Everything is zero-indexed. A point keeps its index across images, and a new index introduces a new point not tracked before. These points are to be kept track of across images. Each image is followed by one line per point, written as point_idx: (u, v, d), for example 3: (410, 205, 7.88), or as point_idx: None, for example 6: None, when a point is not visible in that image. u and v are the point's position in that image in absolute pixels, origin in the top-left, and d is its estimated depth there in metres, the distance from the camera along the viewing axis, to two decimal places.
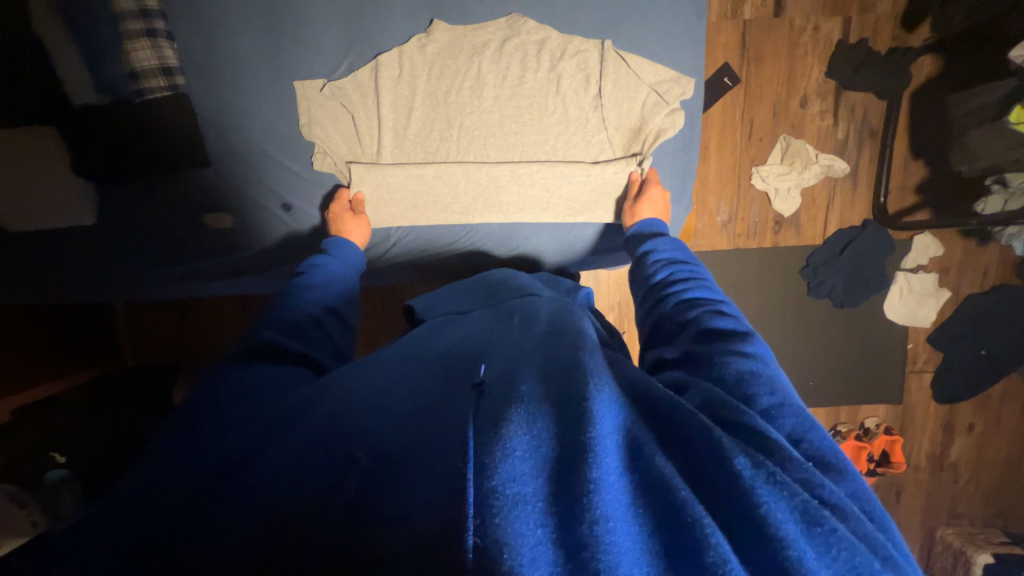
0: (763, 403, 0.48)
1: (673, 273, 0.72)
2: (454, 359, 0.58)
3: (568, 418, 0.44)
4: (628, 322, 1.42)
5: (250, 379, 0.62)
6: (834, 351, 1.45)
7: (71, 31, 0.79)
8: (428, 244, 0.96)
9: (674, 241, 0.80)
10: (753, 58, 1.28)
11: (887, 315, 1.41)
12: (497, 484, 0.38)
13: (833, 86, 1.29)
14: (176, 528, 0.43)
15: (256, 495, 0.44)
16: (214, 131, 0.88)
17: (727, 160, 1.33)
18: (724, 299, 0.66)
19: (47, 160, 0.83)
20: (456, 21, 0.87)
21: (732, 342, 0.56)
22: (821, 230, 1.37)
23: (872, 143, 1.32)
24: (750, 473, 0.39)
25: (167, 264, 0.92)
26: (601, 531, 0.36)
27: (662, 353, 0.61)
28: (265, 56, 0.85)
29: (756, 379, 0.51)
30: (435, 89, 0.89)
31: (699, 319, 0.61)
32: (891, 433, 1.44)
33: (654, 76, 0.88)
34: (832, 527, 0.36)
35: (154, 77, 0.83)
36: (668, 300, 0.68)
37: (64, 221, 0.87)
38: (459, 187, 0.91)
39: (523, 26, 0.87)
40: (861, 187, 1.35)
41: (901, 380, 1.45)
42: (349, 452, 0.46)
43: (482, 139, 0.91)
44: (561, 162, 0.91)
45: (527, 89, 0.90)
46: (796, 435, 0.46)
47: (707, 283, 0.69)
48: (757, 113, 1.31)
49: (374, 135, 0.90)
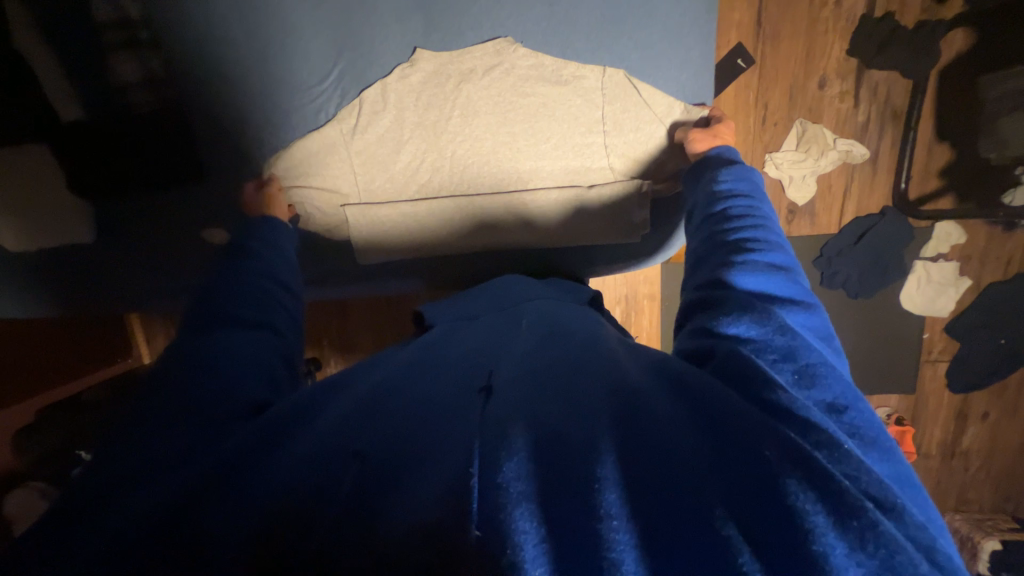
0: (809, 362, 0.46)
1: (732, 210, 0.66)
2: (465, 365, 0.58)
3: (579, 419, 0.45)
4: (635, 316, 1.42)
5: (245, 376, 0.60)
6: (845, 342, 1.43)
7: (56, 45, 0.78)
8: (425, 253, 0.92)
9: (743, 169, 0.72)
10: (769, 37, 1.20)
11: (903, 305, 1.38)
12: (502, 482, 0.39)
13: (855, 65, 1.21)
14: (174, 529, 0.43)
15: (266, 490, 0.45)
16: (205, 140, 0.84)
17: (739, 147, 1.28)
18: (781, 247, 0.60)
19: (46, 180, 0.83)
20: (439, 46, 0.81)
21: (776, 302, 0.53)
22: (837, 218, 1.32)
23: (895, 125, 1.24)
24: (777, 461, 0.38)
25: (161, 277, 0.93)
26: (607, 528, 0.36)
27: (698, 291, 0.59)
28: (248, 61, 0.81)
29: (796, 337, 0.48)
30: (424, 120, 0.84)
31: (747, 266, 0.57)
32: (902, 424, 1.41)
33: (659, 89, 0.84)
34: (873, 521, 0.34)
35: (140, 89, 0.81)
36: (714, 240, 0.64)
37: (66, 238, 0.87)
38: (454, 220, 0.89)
39: (513, 52, 0.81)
40: (882, 173, 1.28)
41: (914, 370, 1.43)
42: (349, 447, 0.47)
43: (474, 166, 0.86)
44: (556, 186, 0.87)
45: (519, 112, 0.84)
46: (842, 403, 0.44)
47: (766, 224, 0.64)
48: (772, 96, 1.24)
49: (356, 160, 0.86)
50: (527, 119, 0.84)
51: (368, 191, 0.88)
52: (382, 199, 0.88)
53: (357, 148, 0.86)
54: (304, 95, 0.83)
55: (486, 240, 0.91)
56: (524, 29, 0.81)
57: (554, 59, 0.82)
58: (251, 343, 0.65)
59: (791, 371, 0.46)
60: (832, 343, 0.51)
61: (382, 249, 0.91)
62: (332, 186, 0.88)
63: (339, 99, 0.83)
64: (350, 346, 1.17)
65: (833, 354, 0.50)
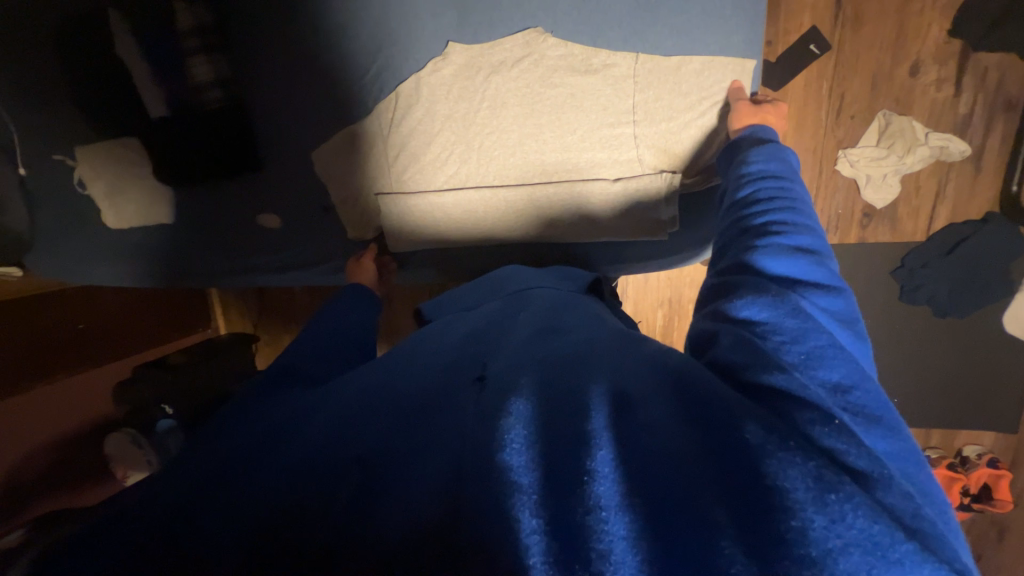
0: (816, 344, 0.40)
1: (759, 193, 0.59)
2: (463, 352, 0.60)
3: (564, 407, 0.44)
4: (678, 320, 1.35)
5: (283, 362, 0.67)
6: (928, 367, 1.25)
7: (144, 48, 0.88)
8: (453, 246, 0.96)
9: (777, 148, 0.65)
10: (849, 20, 1.08)
11: (1006, 328, 1.18)
12: (509, 464, 0.40)
13: (958, 48, 1.05)
14: (193, 506, 0.45)
15: (287, 475, 0.46)
16: (271, 134, 0.93)
17: (807, 143, 1.16)
18: (810, 230, 0.53)
19: (139, 169, 0.96)
20: (472, 40, 0.82)
21: (795, 287, 0.48)
22: (924, 224, 1.15)
23: (1008, 118, 1.06)
24: (760, 441, 0.35)
25: (221, 259, 1.03)
26: (596, 520, 0.34)
27: (715, 280, 0.53)
28: (308, 62, 0.87)
29: (810, 319, 0.42)
30: (457, 112, 0.86)
31: (768, 250, 0.51)
32: (997, 467, 1.22)
33: (700, 77, 0.78)
34: (849, 493, 0.31)
35: (211, 89, 0.89)
36: (737, 224, 0.58)
37: (151, 220, 1.01)
38: (479, 213, 0.91)
39: (545, 43, 0.80)
40: (986, 174, 1.10)
41: (1017, 405, 1.22)
42: (359, 430, 0.49)
43: (503, 158, 0.87)
44: (580, 181, 0.86)
45: (547, 102, 0.82)
46: (847, 384, 0.38)
47: (797, 205, 0.57)
48: (850, 86, 1.11)
49: (394, 150, 0.90)
50: (555, 111, 0.83)
51: (400, 181, 0.92)
52: (412, 190, 0.92)
53: (393, 140, 0.89)
54: (348, 89, 0.88)
55: (507, 233, 0.92)
56: (564, 18, 0.79)
57: (585, 49, 0.79)
58: (297, 339, 0.72)
59: (797, 353, 0.40)
60: (854, 331, 0.46)
61: (415, 239, 0.95)
62: (371, 178, 0.92)
63: (378, 93, 0.87)
64: (391, 331, 1.23)
65: (848, 336, 0.45)
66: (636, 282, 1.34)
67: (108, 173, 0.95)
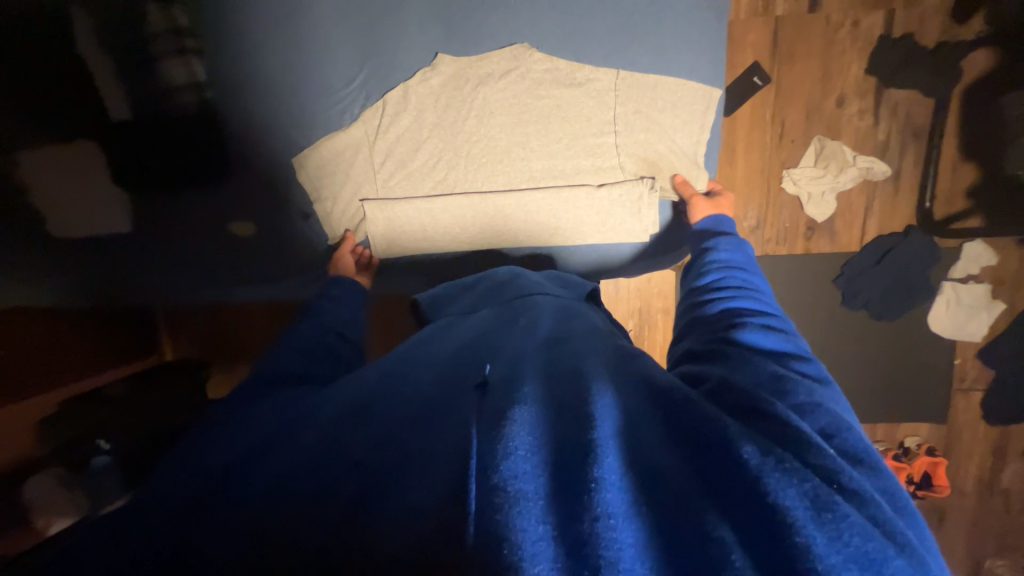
0: (797, 398, 0.48)
1: (726, 279, 0.70)
2: (461, 361, 0.59)
3: (567, 421, 0.44)
4: (648, 329, 1.41)
5: (272, 375, 0.70)
6: (870, 366, 1.37)
7: (113, 49, 0.84)
8: (439, 253, 0.95)
9: (735, 243, 0.78)
10: (785, 57, 1.22)
11: (931, 328, 1.32)
12: (502, 480, 0.37)
13: (874, 85, 1.21)
14: (180, 521, 0.47)
15: (274, 491, 0.47)
16: (241, 140, 0.90)
17: (756, 163, 1.28)
18: (772, 312, 0.63)
19: (94, 173, 0.89)
20: (459, 52, 0.85)
21: (773, 356, 0.55)
22: (858, 236, 1.29)
23: (917, 145, 1.23)
24: (757, 462, 0.39)
25: (185, 271, 0.97)
26: (602, 528, 0.35)
27: (696, 345, 0.60)
28: (286, 71, 0.86)
29: (789, 380, 0.50)
30: (443, 120, 0.88)
31: (743, 325, 0.59)
32: (934, 455, 1.33)
33: (672, 95, 0.85)
34: (842, 512, 0.35)
35: (186, 93, 0.87)
36: (713, 303, 0.67)
37: (103, 228, 0.92)
38: (467, 219, 0.92)
39: (530, 58, 0.85)
40: (905, 192, 1.26)
41: (945, 398, 1.35)
42: (350, 452, 0.49)
43: (490, 165, 0.89)
44: (568, 186, 0.89)
45: (535, 114, 0.87)
46: (830, 429, 0.45)
47: (758, 292, 0.68)
48: (789, 115, 1.25)
49: (379, 158, 0.90)
50: (541, 120, 0.87)
51: (384, 188, 0.91)
52: (399, 197, 0.91)
53: (378, 148, 0.89)
54: (329, 99, 0.87)
55: (495, 239, 0.93)
56: (545, 38, 0.84)
57: (568, 64, 0.85)
58: (289, 352, 0.73)
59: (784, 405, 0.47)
60: (829, 386, 0.52)
61: (399, 246, 0.95)
62: (355, 183, 0.91)
63: (364, 101, 0.88)
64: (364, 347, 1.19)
65: (834, 395, 0.51)
66: (607, 294, 1.39)
67: (59, 176, 0.88)
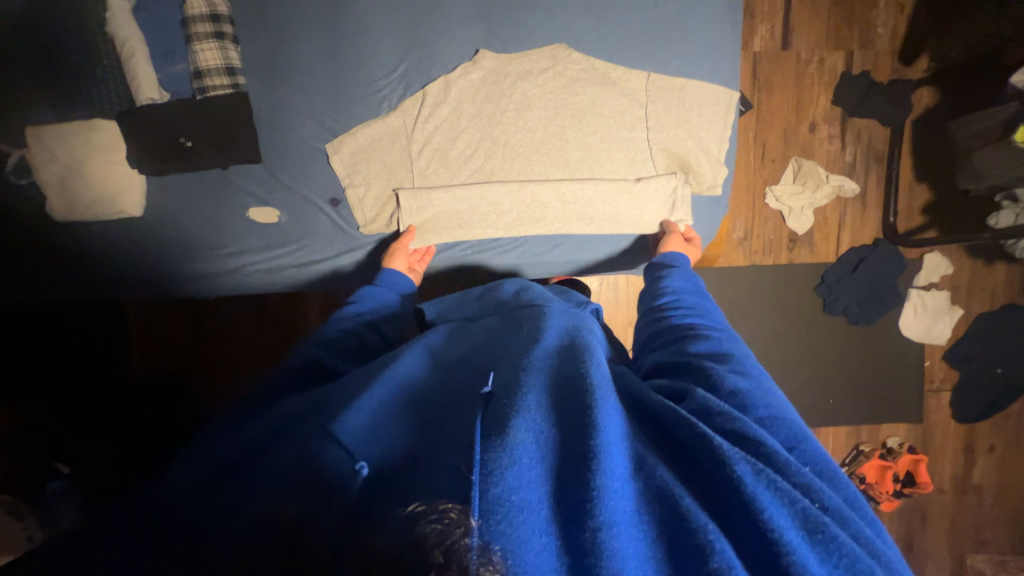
0: (757, 412, 0.49)
1: (678, 300, 0.76)
2: (465, 369, 0.55)
3: (572, 429, 0.41)
4: None
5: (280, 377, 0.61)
6: (851, 370, 1.46)
7: (145, 30, 0.84)
8: (476, 242, 0.97)
9: (682, 271, 0.84)
10: (764, 86, 1.36)
11: (903, 332, 1.44)
12: (503, 492, 0.34)
13: (840, 113, 1.37)
14: (173, 522, 0.40)
15: (272, 489, 0.42)
16: (269, 129, 0.90)
17: (741, 181, 1.38)
18: (718, 326, 0.68)
19: (108, 155, 0.86)
20: (499, 49, 0.91)
21: (725, 362, 0.57)
22: (834, 248, 1.41)
23: (878, 167, 1.39)
24: (751, 479, 0.39)
25: (188, 265, 0.93)
26: (606, 537, 0.33)
27: (658, 362, 0.62)
28: (323, 63, 0.88)
29: (751, 390, 0.52)
30: (481, 112, 0.92)
31: (699, 339, 0.63)
32: (914, 453, 1.41)
33: (695, 98, 0.94)
34: (831, 533, 0.36)
35: (218, 76, 0.86)
36: (669, 322, 0.70)
37: (112, 213, 0.88)
38: (504, 205, 0.94)
39: (566, 57, 0.91)
40: (871, 208, 1.40)
41: (919, 398, 1.46)
42: (353, 456, 0.44)
43: (526, 155, 0.93)
44: (604, 178, 0.94)
45: (569, 107, 0.93)
46: (786, 441, 0.47)
47: (706, 310, 0.72)
48: (769, 137, 1.38)
49: (417, 148, 0.92)
50: (576, 114, 0.93)
51: (421, 175, 0.93)
52: (438, 185, 0.93)
53: (415, 137, 0.92)
54: (365, 90, 0.90)
55: (532, 227, 0.96)
56: (577, 41, 0.91)
57: (602, 63, 0.91)
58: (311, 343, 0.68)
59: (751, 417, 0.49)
60: (780, 395, 0.55)
61: (428, 234, 0.95)
62: (390, 171, 0.92)
63: (403, 91, 0.91)
64: None
65: (781, 400, 0.54)
66: (608, 303, 1.41)
67: (73, 156, 0.85)
